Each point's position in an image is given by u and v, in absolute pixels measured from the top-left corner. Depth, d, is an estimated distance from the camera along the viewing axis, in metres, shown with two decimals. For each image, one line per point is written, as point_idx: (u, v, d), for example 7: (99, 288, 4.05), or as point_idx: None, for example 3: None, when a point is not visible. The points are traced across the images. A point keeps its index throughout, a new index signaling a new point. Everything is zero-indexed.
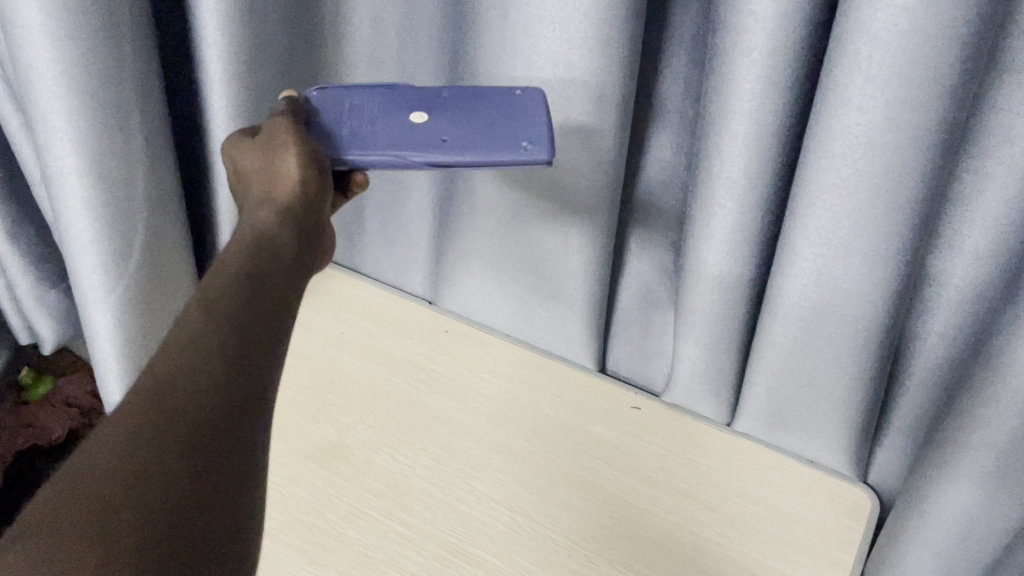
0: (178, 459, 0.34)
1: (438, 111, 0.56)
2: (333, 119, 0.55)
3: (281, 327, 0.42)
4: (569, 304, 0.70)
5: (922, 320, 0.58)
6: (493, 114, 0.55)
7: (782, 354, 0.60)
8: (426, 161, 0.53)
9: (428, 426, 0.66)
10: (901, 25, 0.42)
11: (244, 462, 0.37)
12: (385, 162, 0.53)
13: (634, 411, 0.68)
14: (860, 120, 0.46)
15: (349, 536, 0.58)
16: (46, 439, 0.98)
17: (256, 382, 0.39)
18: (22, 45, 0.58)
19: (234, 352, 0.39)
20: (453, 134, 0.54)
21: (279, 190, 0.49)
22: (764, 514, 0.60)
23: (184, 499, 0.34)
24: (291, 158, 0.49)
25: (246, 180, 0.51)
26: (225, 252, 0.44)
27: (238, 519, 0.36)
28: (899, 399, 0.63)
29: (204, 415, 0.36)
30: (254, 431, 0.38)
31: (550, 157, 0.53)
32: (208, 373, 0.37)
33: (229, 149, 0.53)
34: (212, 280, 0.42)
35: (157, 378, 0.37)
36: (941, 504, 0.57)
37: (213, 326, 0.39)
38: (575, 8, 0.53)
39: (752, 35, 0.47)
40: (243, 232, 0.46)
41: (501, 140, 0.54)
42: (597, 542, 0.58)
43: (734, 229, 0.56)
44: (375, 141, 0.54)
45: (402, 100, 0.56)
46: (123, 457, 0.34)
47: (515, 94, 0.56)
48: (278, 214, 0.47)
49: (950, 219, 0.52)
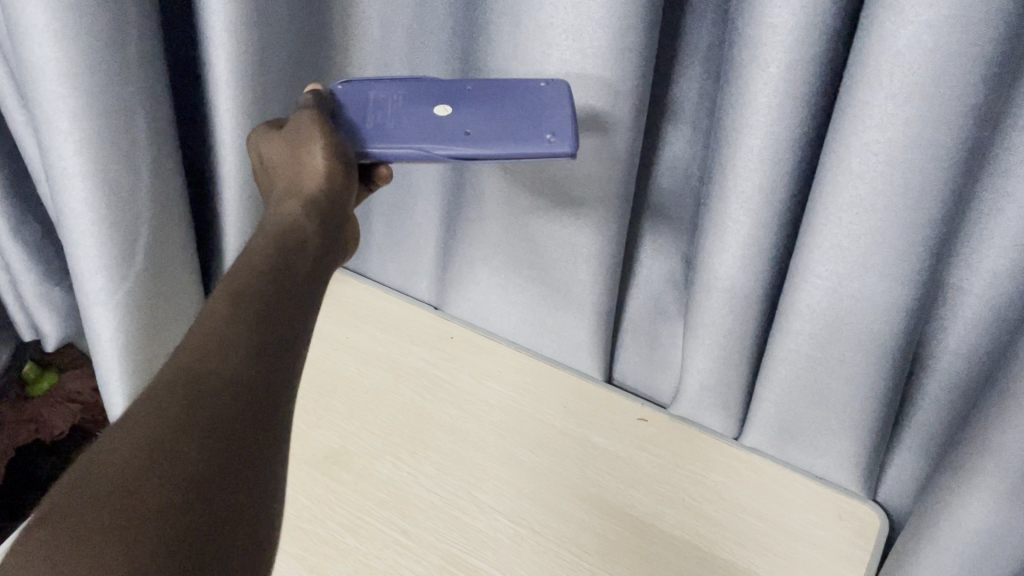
0: (200, 453, 0.34)
1: (461, 104, 0.55)
2: (358, 112, 0.54)
3: (302, 329, 0.41)
4: (578, 310, 0.69)
5: (938, 338, 0.57)
6: (516, 105, 0.54)
7: (793, 370, 0.59)
8: (451, 153, 0.52)
9: (430, 434, 0.65)
10: (924, 43, 0.41)
11: (265, 464, 0.36)
12: (408, 156, 0.52)
13: (639, 423, 0.67)
14: (878, 138, 0.45)
15: (350, 546, 0.57)
16: (50, 435, 0.98)
17: (274, 386, 0.38)
18: (26, 46, 0.57)
19: (255, 347, 0.38)
20: (476, 128, 0.53)
21: (306, 184, 0.48)
22: (775, 533, 0.59)
23: (204, 499, 0.33)
24: (318, 151, 0.48)
25: (273, 174, 0.51)
26: (253, 245, 0.44)
27: (257, 531, 0.35)
28: (911, 418, 0.62)
29: (227, 408, 0.36)
30: (274, 438, 0.37)
31: (574, 151, 0.52)
32: (230, 369, 0.37)
33: (255, 142, 0.52)
34: (236, 275, 0.41)
35: (180, 369, 0.36)
36: (954, 525, 0.55)
37: (238, 321, 0.38)
38: (589, 16, 0.51)
39: (770, 49, 0.46)
40: (270, 223, 0.46)
41: (525, 134, 0.53)
42: (600, 556, 0.58)
43: (747, 243, 0.55)
44: (398, 134, 0.53)
45: (427, 93, 0.55)
46: (145, 444, 0.34)
47: (539, 86, 0.54)
48: (304, 207, 0.46)
49: (969, 237, 0.51)
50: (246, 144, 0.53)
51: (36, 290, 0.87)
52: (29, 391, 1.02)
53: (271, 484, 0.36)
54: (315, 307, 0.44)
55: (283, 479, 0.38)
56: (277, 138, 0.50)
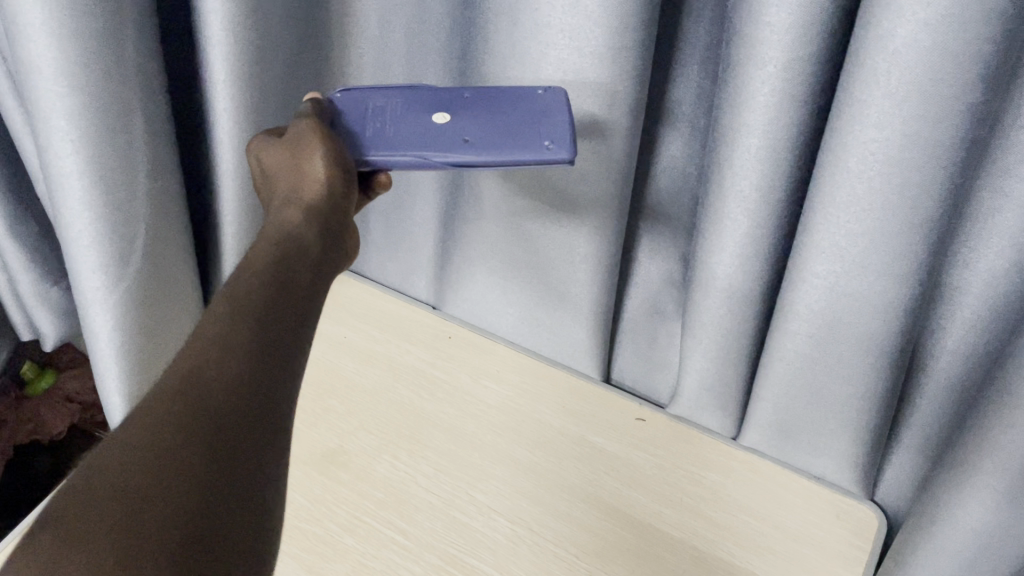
0: (201, 456, 0.34)
1: (460, 111, 0.55)
2: (356, 120, 0.54)
3: (302, 330, 0.41)
4: (576, 310, 0.69)
5: (936, 338, 0.57)
6: (515, 113, 0.54)
7: (791, 369, 0.59)
8: (450, 161, 0.52)
9: (428, 434, 0.65)
10: (921, 41, 0.41)
11: (265, 465, 0.36)
12: (407, 163, 0.52)
13: (638, 423, 0.67)
14: (875, 137, 0.45)
15: (348, 545, 0.57)
16: (47, 434, 0.99)
17: (276, 389, 0.38)
18: (23, 44, 0.57)
19: (256, 350, 0.38)
20: (476, 135, 0.53)
21: (306, 192, 0.48)
22: (772, 533, 0.59)
23: (205, 504, 0.33)
24: (318, 160, 0.48)
25: (273, 182, 0.50)
26: (252, 251, 0.44)
27: (258, 531, 0.35)
28: (908, 418, 0.62)
29: (228, 411, 0.36)
30: (276, 440, 0.37)
31: (572, 157, 0.52)
32: (231, 372, 0.37)
33: (255, 149, 0.52)
34: (239, 279, 0.41)
35: (182, 373, 0.36)
36: (953, 525, 0.55)
37: (237, 325, 0.38)
38: (586, 16, 0.51)
39: (767, 48, 0.46)
40: (270, 232, 0.46)
41: (523, 140, 0.53)
42: (600, 557, 0.58)
43: (745, 242, 0.55)
44: (397, 141, 0.53)
45: (426, 101, 0.55)
46: (146, 447, 0.34)
47: (537, 94, 0.54)
48: (306, 215, 0.46)
49: (967, 237, 0.51)
50: (246, 152, 0.53)
51: (33, 289, 0.87)
52: (28, 390, 1.01)
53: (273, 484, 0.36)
54: (316, 309, 0.44)
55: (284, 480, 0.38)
56: (277, 146, 0.50)
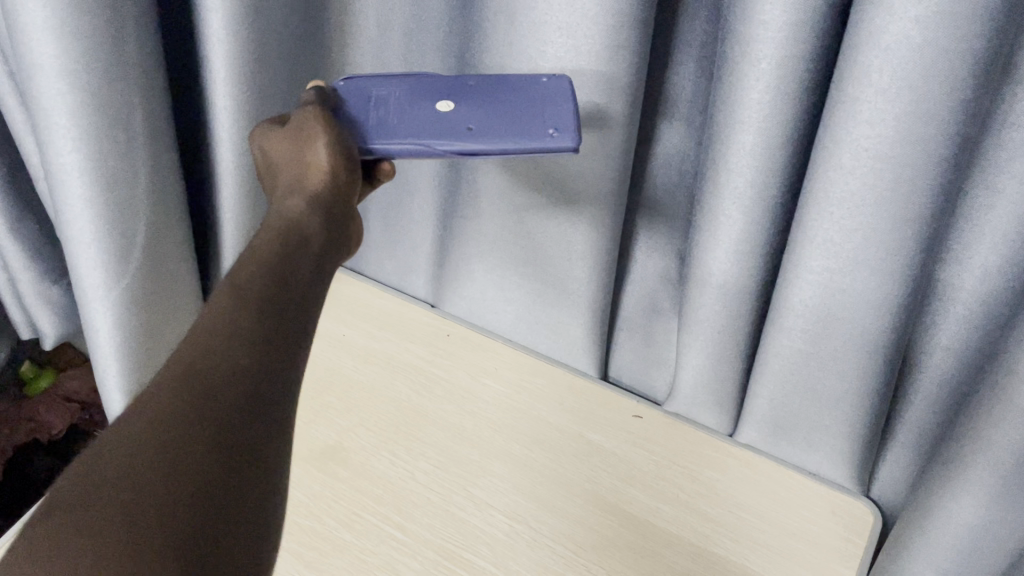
0: (204, 446, 0.34)
1: (463, 99, 0.55)
2: (359, 108, 0.54)
3: (306, 323, 0.42)
4: (573, 307, 0.69)
5: (929, 333, 0.57)
6: (517, 101, 0.54)
7: (786, 365, 0.59)
8: (454, 149, 0.52)
9: (427, 430, 0.66)
10: (912, 38, 0.42)
11: (267, 456, 0.36)
12: (410, 151, 0.52)
13: (635, 419, 0.67)
14: (868, 133, 0.46)
15: (345, 540, 0.58)
16: (47, 434, 0.98)
17: (278, 380, 0.38)
18: (25, 42, 0.58)
19: (257, 340, 0.38)
20: (479, 123, 0.54)
21: (311, 180, 0.48)
22: (767, 528, 0.60)
23: (208, 495, 0.33)
24: (321, 148, 0.49)
25: (276, 171, 0.51)
26: (256, 240, 0.44)
27: (261, 522, 0.35)
28: (903, 414, 0.62)
29: (230, 401, 0.36)
30: (277, 430, 0.37)
31: (577, 146, 0.52)
32: (234, 362, 0.37)
33: (258, 139, 0.52)
34: (241, 269, 0.42)
35: (185, 362, 0.37)
36: (946, 520, 0.56)
37: (240, 317, 0.39)
38: (583, 13, 0.52)
39: (762, 45, 0.46)
40: (275, 219, 0.46)
41: (526, 128, 0.53)
42: (598, 552, 0.58)
43: (740, 238, 0.55)
44: (400, 130, 0.53)
45: (428, 88, 0.56)
46: (150, 436, 0.34)
47: (540, 82, 0.55)
48: (309, 203, 0.47)
49: (960, 233, 0.52)
50: (249, 142, 0.53)
51: (34, 288, 0.87)
52: (27, 390, 1.02)
53: (275, 473, 0.37)
54: (318, 301, 0.44)
55: (285, 471, 0.38)
56: (280, 135, 0.50)
